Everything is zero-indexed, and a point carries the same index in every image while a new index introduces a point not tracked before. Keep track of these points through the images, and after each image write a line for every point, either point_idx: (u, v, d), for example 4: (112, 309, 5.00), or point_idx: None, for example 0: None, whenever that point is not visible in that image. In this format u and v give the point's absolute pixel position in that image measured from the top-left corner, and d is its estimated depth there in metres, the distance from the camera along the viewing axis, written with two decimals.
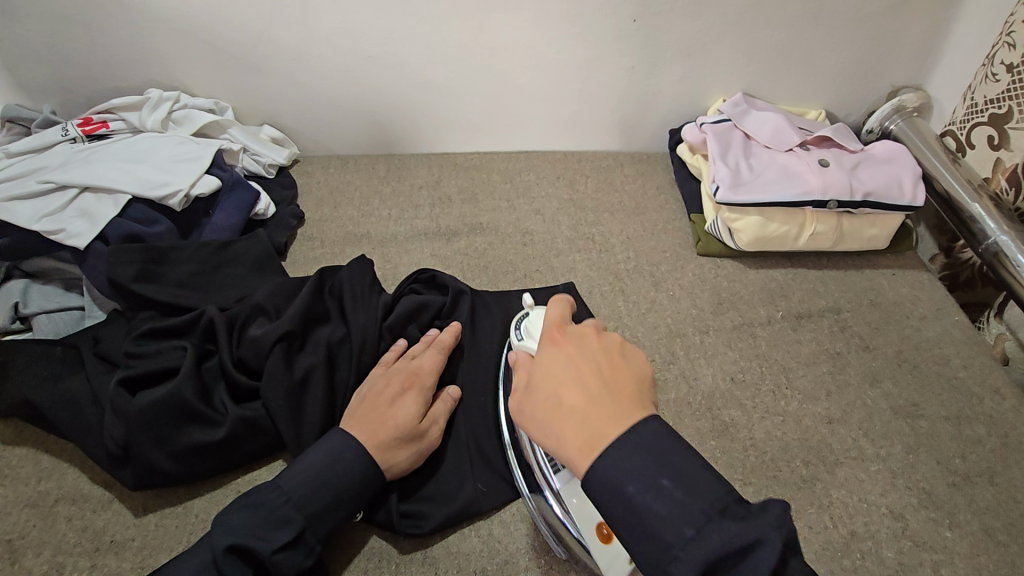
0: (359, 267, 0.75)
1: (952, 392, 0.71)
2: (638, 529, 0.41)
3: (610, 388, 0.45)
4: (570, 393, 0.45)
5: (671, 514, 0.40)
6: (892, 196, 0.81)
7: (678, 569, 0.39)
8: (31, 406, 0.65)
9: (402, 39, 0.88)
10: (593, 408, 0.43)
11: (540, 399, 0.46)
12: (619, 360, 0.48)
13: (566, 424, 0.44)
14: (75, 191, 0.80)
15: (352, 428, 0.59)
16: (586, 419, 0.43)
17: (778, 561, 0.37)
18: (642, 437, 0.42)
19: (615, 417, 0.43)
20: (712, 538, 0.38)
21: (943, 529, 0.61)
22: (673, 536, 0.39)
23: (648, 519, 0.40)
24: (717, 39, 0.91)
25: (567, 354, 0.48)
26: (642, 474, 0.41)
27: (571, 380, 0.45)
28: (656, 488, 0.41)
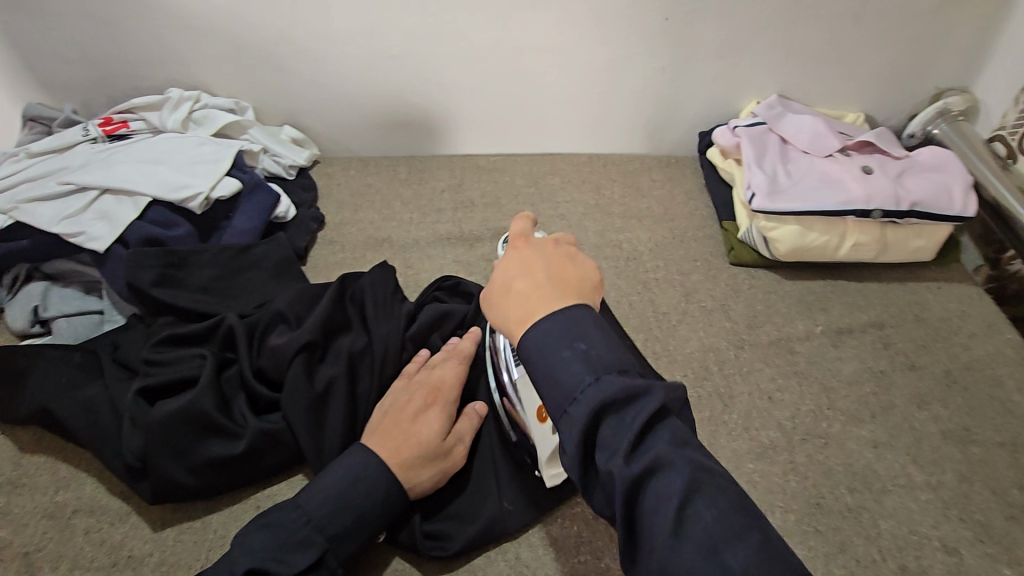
0: (381, 274, 0.72)
1: (1005, 416, 0.68)
2: (547, 382, 0.40)
3: (555, 278, 0.44)
4: (518, 280, 0.44)
5: (579, 366, 0.39)
6: (940, 206, 0.77)
7: (576, 408, 0.38)
8: (49, 414, 0.64)
9: (425, 38, 0.86)
10: (534, 293, 0.43)
11: (490, 285, 0.45)
12: (571, 262, 0.46)
13: (509, 305, 0.43)
14: (96, 193, 0.79)
15: (374, 446, 0.56)
16: (526, 300, 0.43)
17: (662, 408, 0.37)
18: (575, 316, 0.41)
19: (553, 302, 0.42)
20: (610, 383, 0.37)
21: (1000, 566, 0.57)
22: (576, 381, 0.38)
23: (560, 371, 0.39)
24: (753, 39, 0.87)
25: (520, 249, 0.46)
26: (566, 341, 0.40)
27: (519, 270, 0.44)
28: (573, 350, 0.39)
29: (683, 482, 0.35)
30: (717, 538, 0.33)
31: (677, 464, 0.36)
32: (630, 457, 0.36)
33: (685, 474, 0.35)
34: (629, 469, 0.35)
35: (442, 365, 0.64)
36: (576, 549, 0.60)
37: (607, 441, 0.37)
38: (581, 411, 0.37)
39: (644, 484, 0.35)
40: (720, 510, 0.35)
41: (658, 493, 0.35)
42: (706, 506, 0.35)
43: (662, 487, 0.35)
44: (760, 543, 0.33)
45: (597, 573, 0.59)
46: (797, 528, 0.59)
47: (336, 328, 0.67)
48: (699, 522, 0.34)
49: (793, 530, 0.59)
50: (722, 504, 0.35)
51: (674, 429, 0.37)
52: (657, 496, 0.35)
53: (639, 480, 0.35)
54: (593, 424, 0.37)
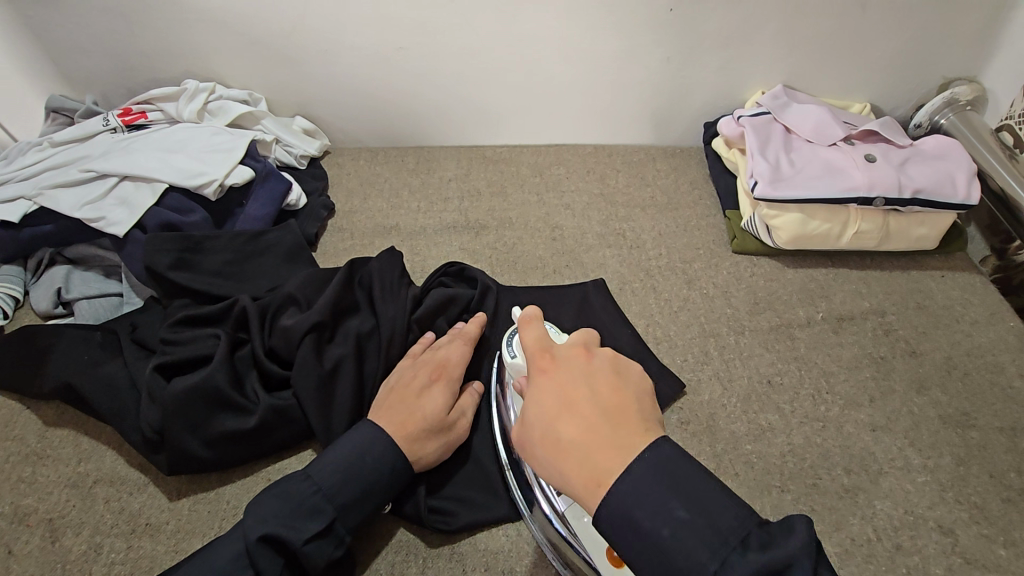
0: (389, 258, 0.74)
1: (1006, 402, 0.68)
2: (655, 562, 0.38)
3: (611, 417, 0.41)
4: (570, 425, 0.41)
5: (692, 544, 0.37)
6: (943, 194, 0.77)
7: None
8: (72, 389, 0.67)
9: (433, 31, 0.87)
10: (594, 442, 0.40)
11: (539, 436, 0.42)
12: (615, 383, 0.43)
13: (569, 461, 0.40)
14: (115, 180, 0.81)
15: (381, 419, 0.58)
16: (588, 454, 0.40)
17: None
18: (648, 467, 0.39)
19: (621, 451, 0.40)
20: (740, 567, 0.36)
21: (996, 547, 0.58)
22: (698, 570, 0.36)
23: (669, 551, 0.37)
24: (758, 30, 0.88)
25: (558, 383, 0.43)
26: (655, 507, 0.38)
27: (569, 414, 0.41)
28: (672, 519, 0.38)
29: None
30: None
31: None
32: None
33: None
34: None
35: (446, 345, 0.66)
36: None
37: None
38: None
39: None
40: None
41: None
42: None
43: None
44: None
45: None
46: (792, 507, 0.60)
47: (345, 309, 0.70)
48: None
49: (788, 509, 0.60)
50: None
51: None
52: None
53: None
54: None
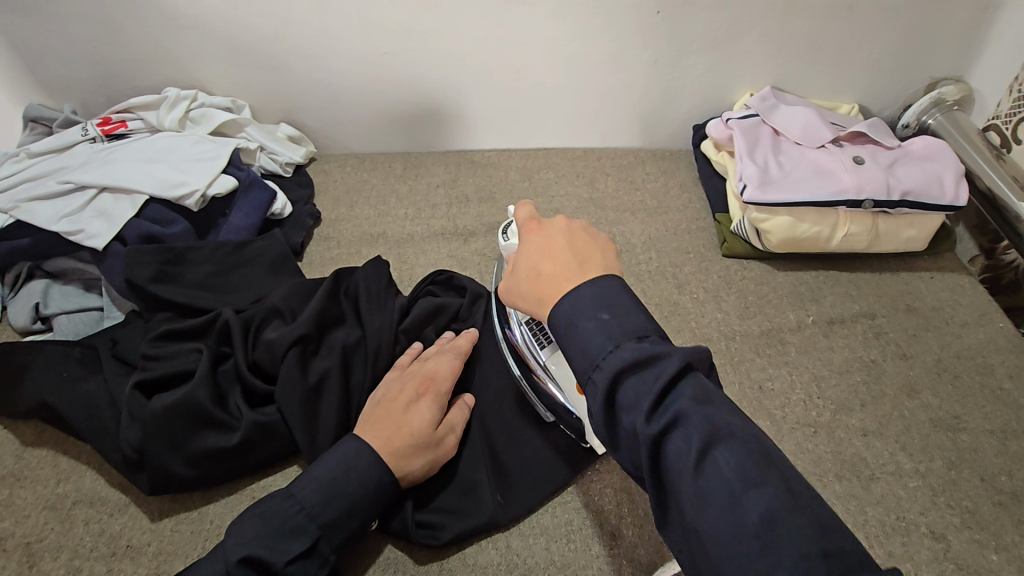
0: (375, 267, 0.73)
1: (996, 404, 0.68)
2: (576, 354, 0.41)
3: (578, 255, 0.45)
4: (545, 262, 0.45)
5: (602, 334, 0.40)
6: (931, 195, 0.77)
7: (599, 374, 0.39)
8: (48, 408, 0.65)
9: (419, 36, 0.86)
10: (557, 270, 0.44)
11: (518, 273, 0.47)
12: (586, 237, 0.47)
13: (539, 287, 0.45)
14: (95, 191, 0.80)
15: (367, 434, 0.57)
16: (554, 280, 0.44)
17: (680, 369, 0.37)
18: (601, 284, 0.42)
19: (579, 276, 0.43)
20: (628, 348, 0.38)
21: (988, 552, 0.57)
22: (599, 349, 0.39)
23: (586, 342, 0.40)
24: (746, 31, 0.87)
25: (534, 233, 0.49)
26: (590, 311, 0.41)
27: (544, 254, 0.46)
28: (596, 320, 0.40)
29: (700, 436, 0.35)
30: (738, 485, 0.33)
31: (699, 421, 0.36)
32: (651, 416, 0.36)
33: (704, 429, 0.35)
34: (651, 428, 0.36)
35: (434, 356, 0.65)
36: (566, 538, 0.60)
37: (628, 402, 0.37)
38: (606, 377, 0.38)
39: (664, 442, 0.36)
40: (745, 459, 0.34)
41: (679, 450, 0.35)
42: (729, 457, 0.34)
43: (679, 443, 0.35)
44: (785, 490, 0.33)
45: (587, 561, 0.59)
46: None
47: (330, 321, 0.68)
48: (719, 471, 0.34)
49: None
50: (746, 458, 0.34)
51: (698, 384, 0.37)
52: (677, 453, 0.35)
53: (660, 439, 0.36)
54: (615, 388, 0.38)
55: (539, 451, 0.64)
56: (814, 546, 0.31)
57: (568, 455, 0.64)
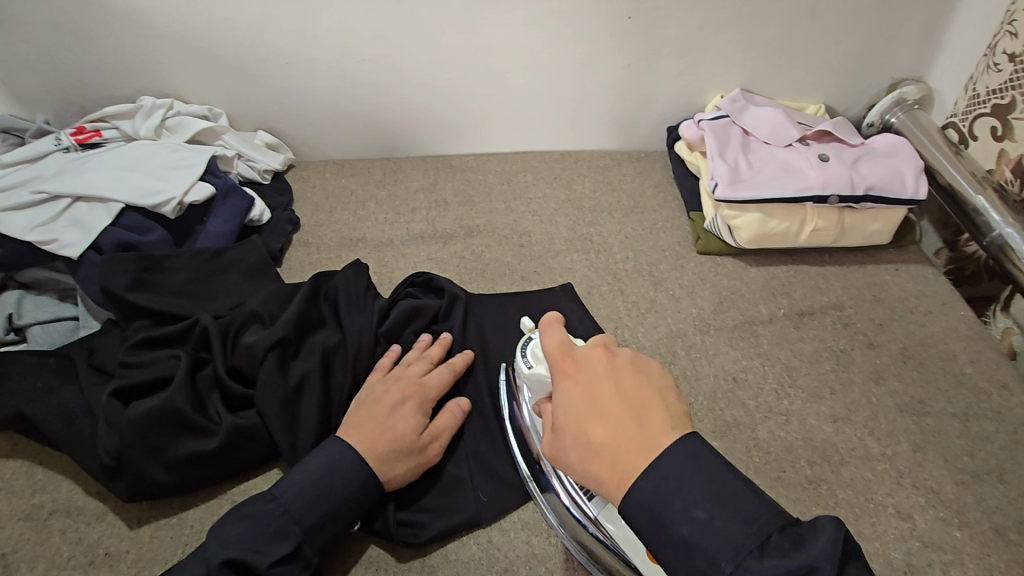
0: (354, 271, 0.74)
1: (959, 389, 0.70)
2: (680, 561, 0.39)
3: (632, 414, 0.43)
4: (598, 427, 0.43)
5: (713, 545, 0.38)
6: (893, 190, 0.79)
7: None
8: (23, 418, 0.65)
9: (395, 42, 0.87)
10: (618, 441, 0.42)
11: (570, 437, 0.45)
12: (637, 381, 0.45)
13: (599, 463, 0.43)
14: (68, 200, 0.79)
15: (350, 437, 0.58)
16: (616, 453, 0.42)
17: None
18: (673, 463, 0.41)
19: (645, 447, 0.42)
20: (755, 573, 0.37)
21: (952, 529, 0.59)
22: (713, 568, 0.38)
23: (693, 553, 0.39)
24: (714, 35, 0.90)
25: (581, 385, 0.46)
26: (678, 505, 0.40)
27: (596, 417, 0.44)
28: (692, 521, 0.39)
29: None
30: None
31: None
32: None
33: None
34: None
35: (418, 361, 0.66)
36: (547, 531, 0.61)
37: None
38: None
39: None
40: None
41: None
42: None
43: None
44: None
45: (568, 555, 0.60)
46: None
47: (309, 324, 0.69)
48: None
49: None
50: None
51: None
52: None
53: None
54: None
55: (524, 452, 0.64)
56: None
57: None
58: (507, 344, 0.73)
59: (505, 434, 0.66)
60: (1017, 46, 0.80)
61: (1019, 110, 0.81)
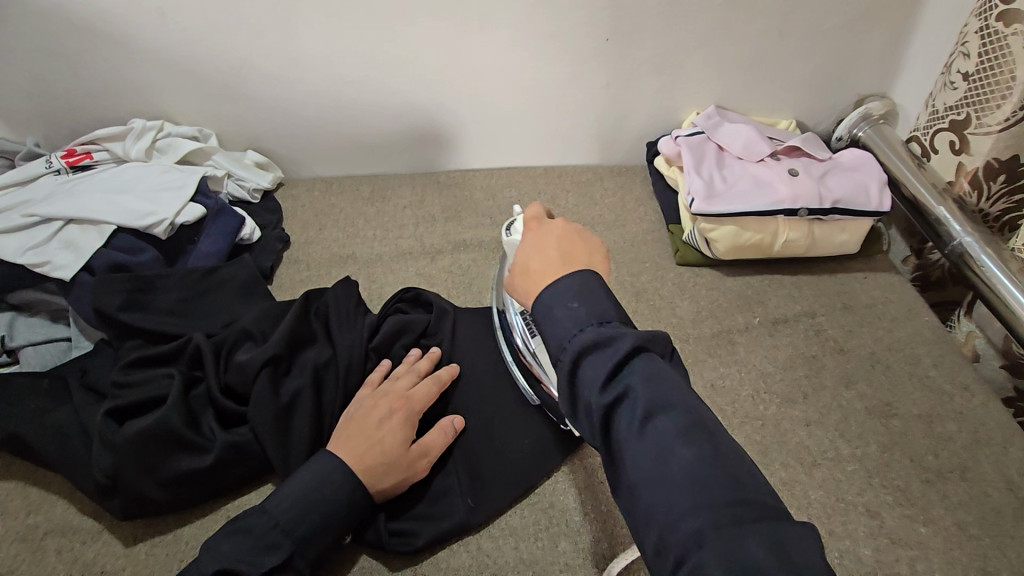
0: (345, 289, 0.76)
1: (924, 391, 0.74)
2: (546, 333, 0.45)
3: (564, 252, 0.49)
4: (531, 256, 0.49)
5: (570, 319, 0.43)
6: (859, 202, 0.83)
7: (561, 355, 0.43)
8: (18, 440, 0.65)
9: (381, 65, 0.90)
10: (544, 264, 0.48)
11: (508, 266, 0.50)
12: (577, 237, 0.51)
13: (525, 280, 0.48)
14: (60, 223, 0.81)
15: (340, 449, 0.59)
16: (537, 272, 0.47)
17: (634, 346, 0.41)
18: (578, 279, 0.45)
19: (562, 271, 0.47)
20: (588, 331, 0.42)
21: (917, 525, 0.63)
22: (564, 332, 0.43)
23: (556, 326, 0.44)
24: (687, 55, 0.94)
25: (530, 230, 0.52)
26: (565, 300, 0.44)
27: (534, 248, 0.49)
28: (566, 308, 0.44)
29: (647, 404, 0.39)
30: (675, 449, 0.38)
31: (649, 393, 0.40)
32: (605, 388, 0.40)
33: (654, 400, 0.39)
34: (603, 398, 0.40)
35: (405, 375, 0.68)
36: (534, 537, 0.63)
37: (587, 379, 0.41)
38: (568, 356, 0.42)
39: (615, 412, 0.40)
40: (683, 425, 0.39)
41: (625, 419, 0.40)
42: (667, 423, 0.39)
43: (626, 415, 0.40)
44: (712, 458, 0.37)
45: (555, 558, 0.62)
46: None
47: (300, 341, 0.70)
48: (660, 436, 0.38)
49: None
50: (683, 427, 0.39)
51: (652, 361, 0.41)
52: (625, 422, 0.40)
53: (611, 408, 0.40)
54: (575, 364, 0.42)
55: (510, 463, 0.66)
56: (729, 505, 0.35)
57: (538, 460, 0.67)
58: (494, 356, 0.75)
59: (493, 444, 0.67)
60: (969, 66, 0.83)
61: (974, 126, 0.84)
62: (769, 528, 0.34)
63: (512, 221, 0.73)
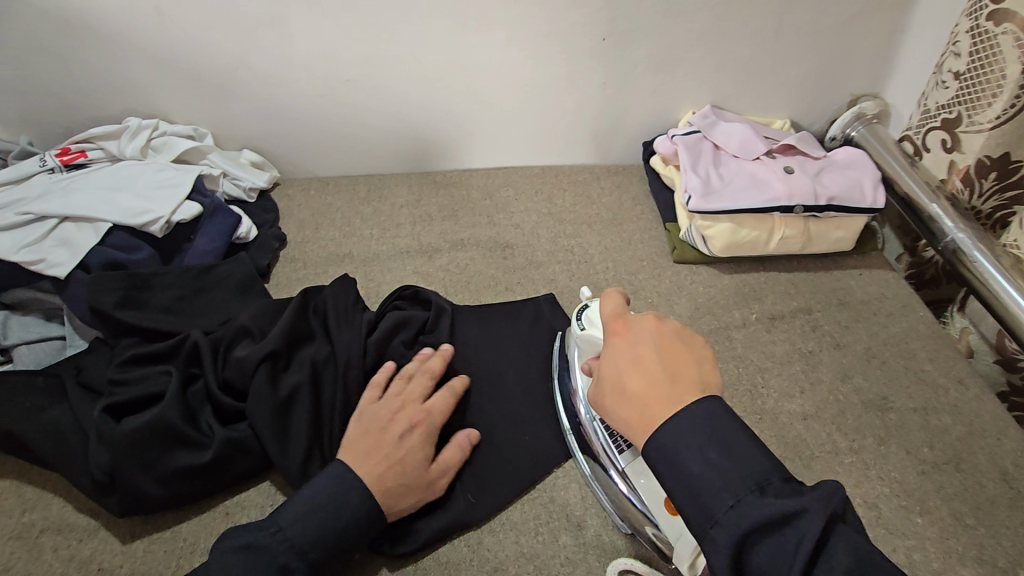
0: (343, 286, 0.76)
1: (918, 384, 0.74)
2: (686, 498, 0.44)
3: (669, 370, 0.48)
4: (634, 379, 0.49)
5: (718, 484, 0.42)
6: (854, 200, 0.84)
7: (721, 534, 0.41)
8: (13, 437, 0.65)
9: (378, 64, 0.91)
10: (650, 391, 0.47)
11: (605, 384, 0.51)
12: (677, 346, 0.50)
13: (629, 407, 0.48)
14: (55, 221, 0.80)
15: (358, 467, 0.57)
16: (645, 401, 0.47)
17: (824, 529, 0.39)
18: (695, 416, 0.45)
19: (675, 400, 0.46)
20: (753, 508, 0.41)
21: (914, 516, 0.63)
22: (717, 504, 0.42)
23: (698, 487, 0.43)
24: (684, 55, 0.95)
25: (625, 341, 0.52)
26: (694, 450, 0.44)
27: (634, 368, 0.49)
28: (706, 463, 0.43)
29: None
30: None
31: None
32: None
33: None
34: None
35: (418, 379, 0.66)
36: (535, 531, 0.63)
37: (765, 569, 0.40)
38: (729, 538, 0.41)
39: None
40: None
41: None
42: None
43: None
44: None
45: (555, 551, 0.62)
46: None
47: (299, 337, 0.70)
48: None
49: None
50: None
51: (849, 545, 0.39)
52: None
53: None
54: (744, 550, 0.40)
55: (510, 457, 0.66)
56: None
57: (538, 455, 0.67)
58: (494, 352, 0.75)
59: (494, 438, 0.67)
60: (960, 66, 0.84)
61: (965, 125, 0.85)
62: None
63: (583, 313, 0.67)
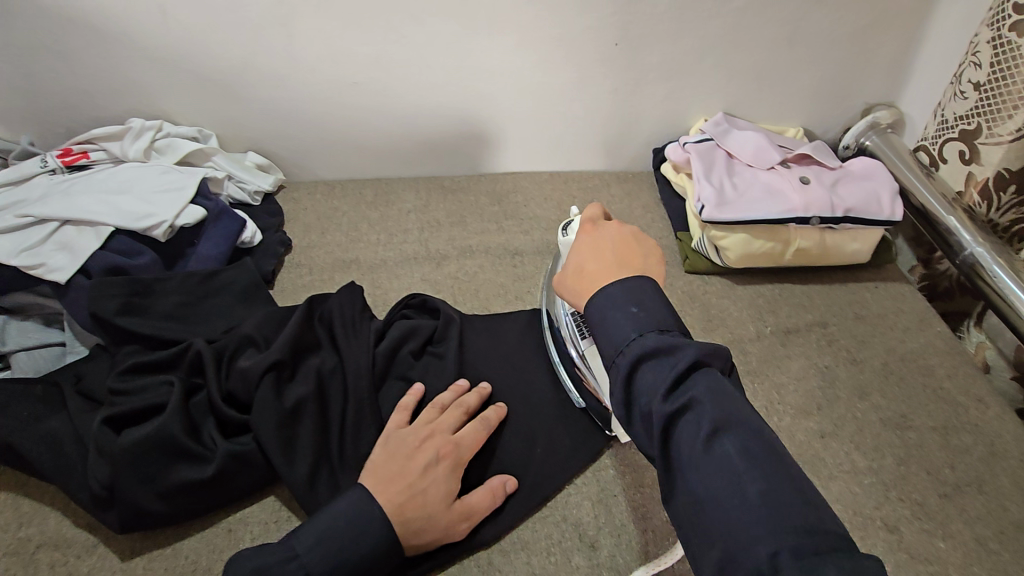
0: (350, 294, 0.74)
1: (937, 403, 0.73)
2: (602, 337, 0.49)
3: (619, 256, 0.54)
4: (589, 260, 0.55)
5: (628, 325, 0.48)
6: (870, 211, 0.83)
7: (621, 360, 0.46)
8: (10, 449, 0.63)
9: (386, 67, 0.89)
10: (600, 269, 0.54)
11: (566, 269, 0.57)
12: (634, 243, 0.56)
13: (582, 283, 0.54)
14: (56, 224, 0.78)
15: (377, 494, 0.55)
16: (593, 276, 0.53)
17: (696, 358, 0.44)
18: (630, 283, 0.50)
19: (617, 274, 0.53)
20: (649, 339, 0.46)
21: (936, 540, 0.62)
22: (623, 337, 0.47)
23: (613, 328, 0.48)
24: (697, 62, 0.93)
25: (589, 235, 0.58)
26: (621, 302, 0.49)
27: (591, 253, 0.56)
28: (625, 311, 0.48)
29: (712, 424, 0.41)
30: (740, 471, 0.39)
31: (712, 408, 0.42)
32: (668, 397, 0.43)
33: (716, 416, 0.42)
34: (665, 408, 0.43)
35: (453, 411, 0.64)
36: (547, 551, 0.61)
37: (645, 387, 0.44)
38: (625, 360, 0.46)
39: (676, 424, 0.42)
40: (746, 445, 0.41)
41: (688, 433, 0.42)
42: (733, 443, 0.41)
43: (691, 427, 0.42)
44: (783, 481, 0.39)
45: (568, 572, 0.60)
46: None
47: (305, 347, 0.69)
48: (725, 457, 0.40)
49: None
50: (750, 449, 0.40)
51: (715, 375, 0.44)
52: (686, 433, 0.42)
53: (672, 418, 0.42)
54: (632, 370, 0.45)
55: (520, 476, 0.65)
56: (805, 535, 0.36)
57: (550, 471, 0.66)
58: (504, 363, 0.74)
59: (506, 454, 0.66)
60: (980, 76, 0.83)
61: (985, 136, 0.84)
62: (848, 561, 0.34)
63: (570, 223, 0.71)
